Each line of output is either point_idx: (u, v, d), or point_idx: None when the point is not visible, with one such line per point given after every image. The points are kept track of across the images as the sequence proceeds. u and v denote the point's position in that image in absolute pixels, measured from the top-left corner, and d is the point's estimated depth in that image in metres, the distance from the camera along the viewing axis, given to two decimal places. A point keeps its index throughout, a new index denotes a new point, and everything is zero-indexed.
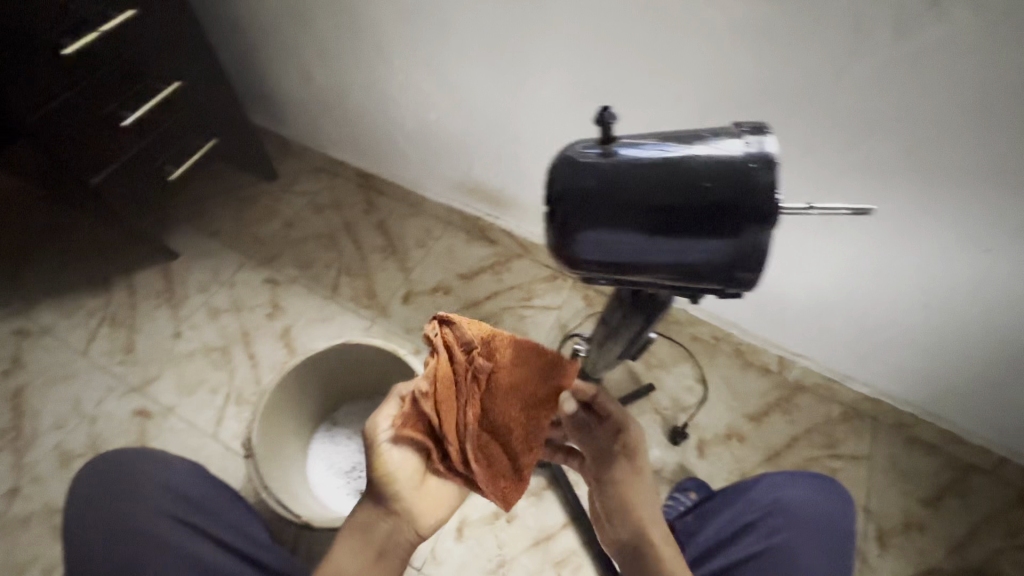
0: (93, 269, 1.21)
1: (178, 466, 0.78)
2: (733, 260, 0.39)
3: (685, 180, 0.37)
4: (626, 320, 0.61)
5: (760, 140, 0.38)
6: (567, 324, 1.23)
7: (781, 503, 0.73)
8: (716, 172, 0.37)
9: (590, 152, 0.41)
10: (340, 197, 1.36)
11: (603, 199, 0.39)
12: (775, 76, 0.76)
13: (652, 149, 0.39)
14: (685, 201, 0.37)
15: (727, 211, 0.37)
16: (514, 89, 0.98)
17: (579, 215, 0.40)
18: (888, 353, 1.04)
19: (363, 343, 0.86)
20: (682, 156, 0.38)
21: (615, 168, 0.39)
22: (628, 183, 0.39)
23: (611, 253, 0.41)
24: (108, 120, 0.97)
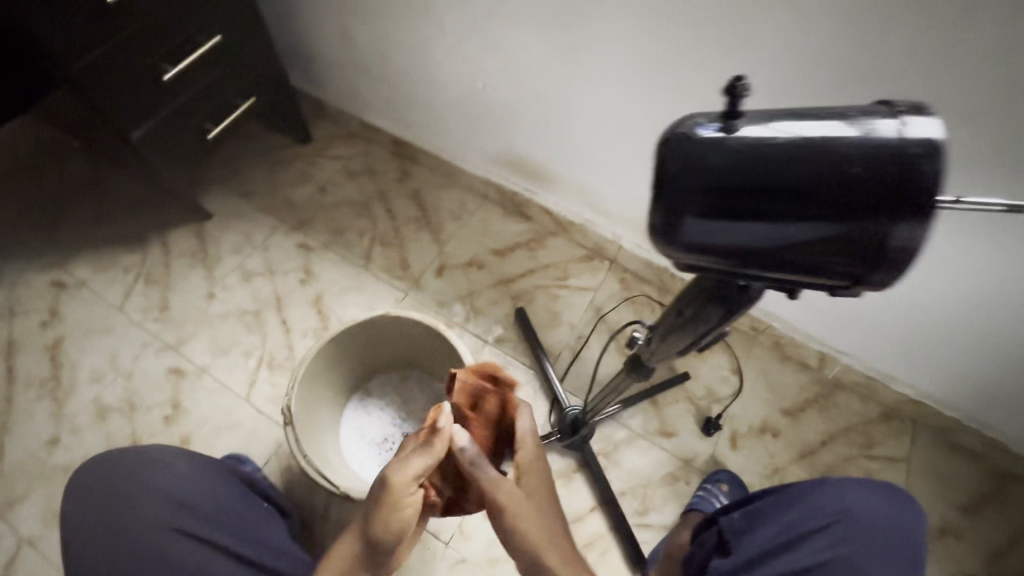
0: (129, 225, 1.21)
1: (175, 467, 0.73)
2: (866, 257, 0.36)
3: (829, 164, 0.34)
4: (699, 313, 0.50)
5: (916, 123, 0.34)
6: (602, 306, 1.20)
7: (853, 513, 0.64)
8: (869, 158, 0.33)
9: (710, 127, 0.36)
10: (375, 164, 1.34)
11: (728, 181, 0.35)
12: (860, 55, 0.70)
13: (789, 127, 0.35)
14: (828, 189, 0.34)
15: (876, 202, 0.34)
16: (568, 58, 0.93)
17: (696, 197, 0.36)
18: (941, 355, 0.99)
19: (406, 316, 0.85)
20: (828, 136, 0.34)
21: (746, 145, 0.35)
22: (760, 164, 0.35)
23: (722, 239, 0.38)
24: (149, 73, 0.95)
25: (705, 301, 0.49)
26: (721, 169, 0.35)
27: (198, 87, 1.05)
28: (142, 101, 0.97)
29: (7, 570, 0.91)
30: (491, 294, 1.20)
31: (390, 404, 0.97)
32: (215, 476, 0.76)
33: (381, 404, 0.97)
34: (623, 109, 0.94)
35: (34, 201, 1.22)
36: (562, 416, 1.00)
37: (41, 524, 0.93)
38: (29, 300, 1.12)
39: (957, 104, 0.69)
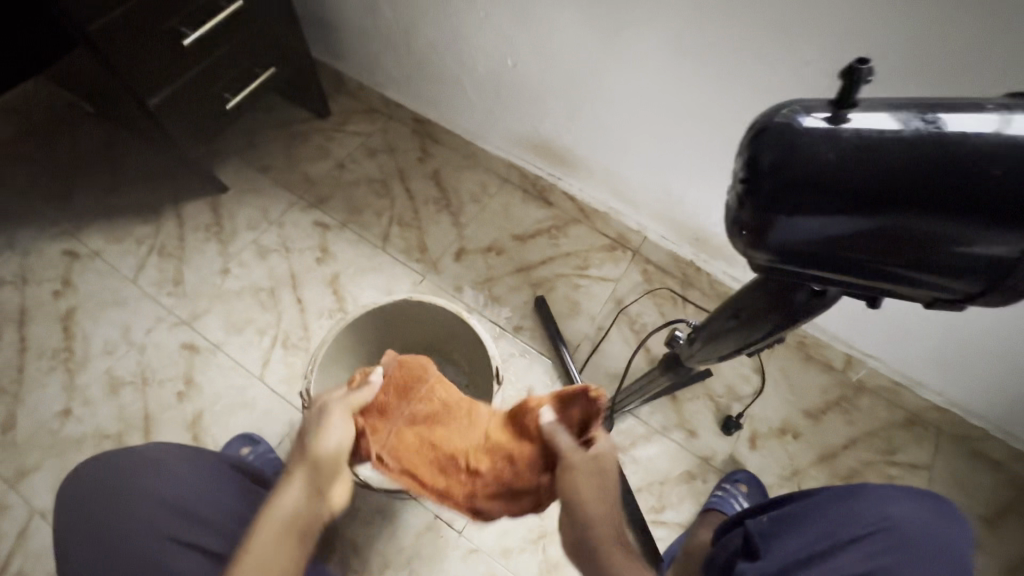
0: (144, 195, 1.18)
1: (168, 469, 0.66)
2: (972, 266, 0.34)
3: (950, 161, 0.32)
4: (751, 322, 0.48)
5: None
6: (624, 298, 1.18)
7: (894, 522, 0.62)
8: (989, 158, 0.31)
9: (816, 118, 0.34)
10: (395, 141, 1.30)
11: (829, 179, 0.33)
12: (925, 45, 0.66)
13: (903, 121, 0.33)
14: (942, 191, 0.32)
15: (993, 207, 0.32)
16: (606, 38, 0.88)
17: (792, 194, 0.34)
18: (974, 364, 0.97)
19: (428, 301, 0.82)
20: (944, 133, 0.32)
21: (855, 138, 0.33)
22: (869, 161, 0.33)
23: (818, 239, 0.36)
24: (169, 37, 0.91)
25: (765, 310, 0.46)
26: (829, 163, 0.33)
27: (219, 54, 1.01)
28: (161, 66, 0.93)
29: (19, 540, 0.90)
30: (510, 281, 1.18)
31: None
32: (211, 471, 0.69)
33: None
34: (661, 94, 0.90)
35: (47, 167, 1.19)
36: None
37: (53, 496, 0.93)
38: (42, 269, 1.10)
39: None
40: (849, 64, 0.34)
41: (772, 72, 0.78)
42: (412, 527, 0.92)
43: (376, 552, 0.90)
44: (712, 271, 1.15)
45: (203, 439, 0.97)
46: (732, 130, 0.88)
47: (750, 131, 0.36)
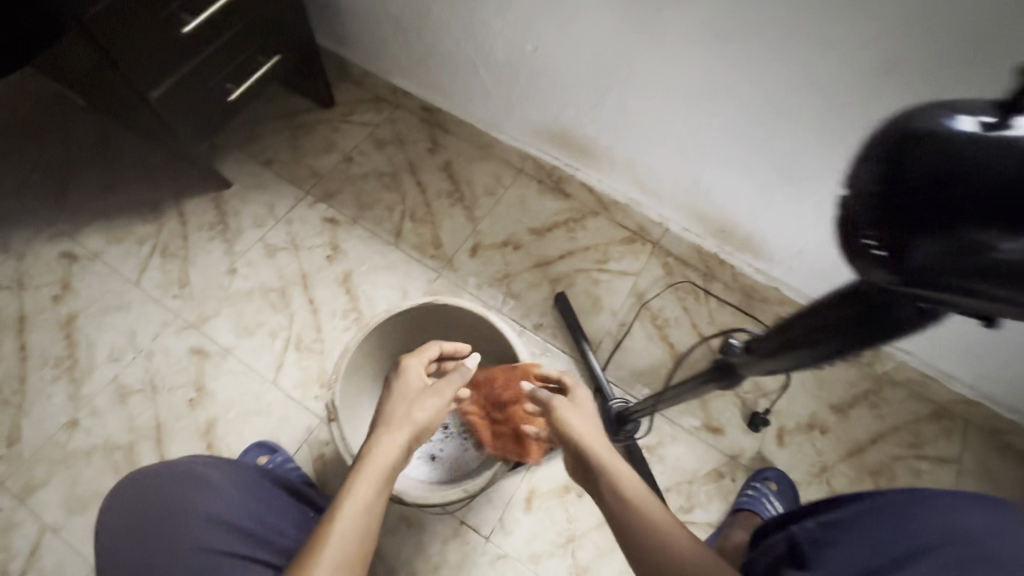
0: (144, 193, 1.13)
1: (212, 481, 0.65)
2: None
3: None
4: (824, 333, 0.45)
5: None
6: (645, 292, 1.14)
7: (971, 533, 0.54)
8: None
9: (971, 121, 0.29)
10: (403, 132, 1.26)
11: (969, 195, 0.28)
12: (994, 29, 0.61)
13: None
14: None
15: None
16: (637, 21, 0.83)
17: (886, 213, 0.32)
18: (1014, 359, 0.93)
19: (454, 303, 0.78)
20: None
21: (971, 149, 0.28)
22: (973, 179, 0.28)
23: (956, 266, 0.30)
24: (168, 25, 0.85)
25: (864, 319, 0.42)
26: (985, 180, 0.27)
27: (220, 41, 0.95)
28: (157, 54, 0.87)
29: (32, 558, 0.87)
30: (529, 276, 1.14)
31: None
32: (243, 482, 0.68)
33: None
34: (698, 81, 0.85)
35: (41, 163, 1.13)
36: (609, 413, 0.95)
37: (64, 512, 0.89)
38: (39, 273, 1.05)
39: None
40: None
41: (823, 56, 0.72)
42: (438, 533, 0.90)
43: (401, 560, 0.88)
44: (736, 263, 1.12)
45: (217, 447, 0.94)
46: (774, 118, 0.83)
47: (876, 131, 0.33)
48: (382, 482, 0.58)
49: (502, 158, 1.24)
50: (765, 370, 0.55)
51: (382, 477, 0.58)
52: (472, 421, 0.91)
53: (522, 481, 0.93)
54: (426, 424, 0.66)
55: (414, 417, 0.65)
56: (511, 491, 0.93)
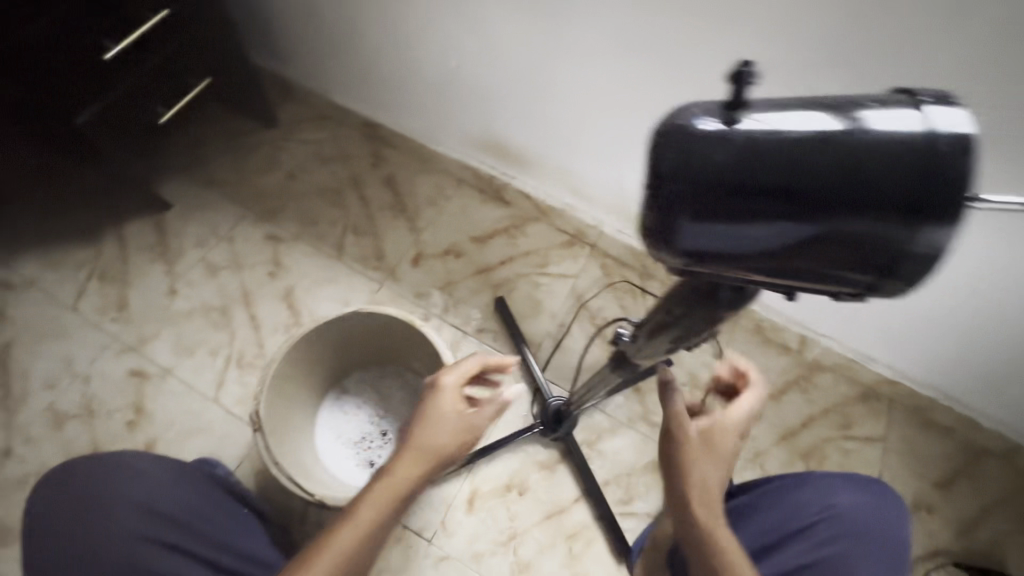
0: (81, 218, 1.13)
1: (141, 473, 0.65)
2: (892, 272, 0.30)
3: (844, 163, 0.28)
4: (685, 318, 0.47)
5: (951, 111, 0.28)
6: (585, 293, 1.18)
7: (839, 512, 0.65)
8: (900, 156, 0.27)
9: (711, 118, 0.30)
10: (348, 147, 1.27)
11: (718, 185, 0.29)
12: (862, 31, 0.66)
13: (816, 120, 0.29)
14: (844, 191, 0.28)
15: (913, 205, 0.27)
16: (549, 34, 0.87)
17: (706, 204, 0.30)
18: (920, 339, 1.01)
19: (379, 311, 0.80)
20: (847, 130, 0.28)
21: (739, 141, 0.29)
22: (762, 162, 0.28)
23: (723, 249, 0.32)
24: (89, 51, 0.86)
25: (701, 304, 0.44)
26: (727, 169, 0.29)
27: (148, 65, 0.97)
28: (81, 80, 0.88)
29: None
30: (470, 284, 1.17)
31: (368, 401, 0.94)
32: (172, 470, 0.67)
33: (357, 402, 0.94)
34: (607, 88, 0.89)
35: None
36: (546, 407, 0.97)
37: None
38: None
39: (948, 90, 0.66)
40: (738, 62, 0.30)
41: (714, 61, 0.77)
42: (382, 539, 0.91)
43: None
44: None
45: None
46: None
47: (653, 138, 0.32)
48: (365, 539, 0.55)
49: (444, 169, 1.26)
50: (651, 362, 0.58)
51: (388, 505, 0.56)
52: None
53: (464, 483, 0.96)
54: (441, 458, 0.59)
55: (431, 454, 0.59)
56: (453, 493, 0.95)
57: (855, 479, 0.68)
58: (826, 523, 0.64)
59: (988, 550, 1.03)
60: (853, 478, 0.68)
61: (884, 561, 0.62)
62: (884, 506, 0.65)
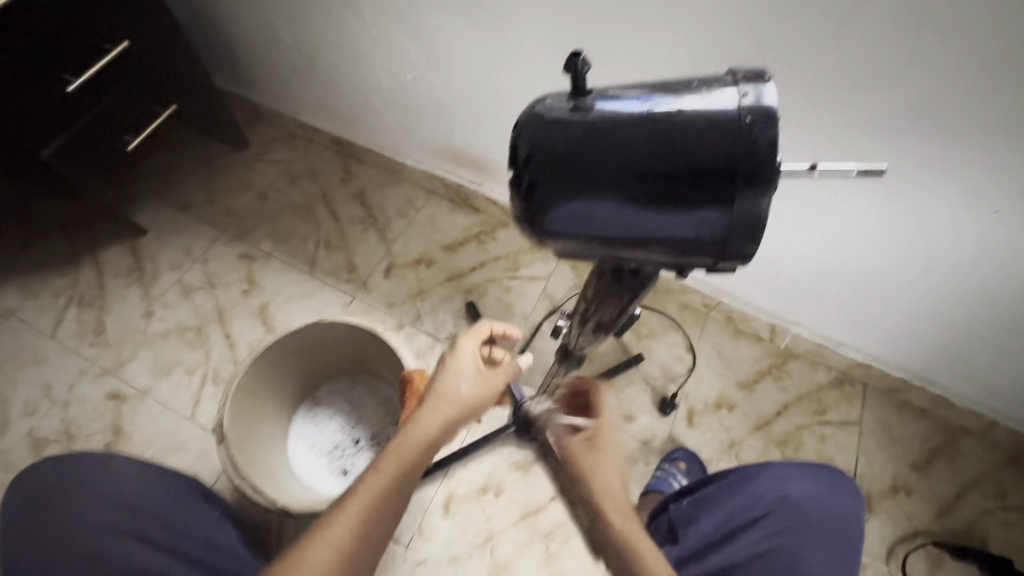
0: (58, 247, 1.15)
1: (117, 470, 0.64)
2: (729, 235, 0.34)
3: (671, 140, 0.32)
4: (603, 299, 0.51)
5: (755, 90, 0.32)
6: (555, 294, 1.19)
7: (793, 501, 0.66)
8: (717, 132, 0.32)
9: (561, 107, 0.34)
10: (317, 165, 1.31)
11: (572, 165, 0.33)
12: (781, 23, 0.68)
13: (640, 104, 0.33)
14: (675, 163, 0.32)
15: (732, 173, 0.32)
16: (494, 43, 0.90)
17: (560, 184, 0.34)
18: (885, 318, 1.00)
19: (341, 321, 0.83)
20: (673, 111, 0.32)
21: (586, 125, 0.33)
22: (605, 144, 0.33)
23: (587, 225, 0.35)
24: (53, 85, 0.90)
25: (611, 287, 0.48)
26: (574, 152, 0.33)
27: (112, 95, 1.00)
28: (47, 114, 0.91)
29: None
30: (442, 291, 1.19)
31: (341, 411, 0.96)
32: (149, 467, 0.67)
33: (329, 411, 0.95)
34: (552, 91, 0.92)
35: None
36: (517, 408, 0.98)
37: None
38: None
39: (864, 75, 0.69)
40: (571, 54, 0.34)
41: (647, 60, 0.80)
42: None
43: None
44: None
45: None
46: None
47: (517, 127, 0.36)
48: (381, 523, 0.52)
49: (412, 181, 1.29)
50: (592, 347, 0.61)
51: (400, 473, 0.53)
52: (383, 433, 0.94)
53: (440, 487, 0.97)
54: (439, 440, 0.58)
55: (457, 402, 0.59)
56: (429, 498, 0.96)
57: (814, 471, 0.69)
58: (780, 511, 0.65)
59: (969, 529, 1.03)
60: (812, 470, 0.69)
61: (836, 548, 0.62)
62: (837, 496, 0.66)
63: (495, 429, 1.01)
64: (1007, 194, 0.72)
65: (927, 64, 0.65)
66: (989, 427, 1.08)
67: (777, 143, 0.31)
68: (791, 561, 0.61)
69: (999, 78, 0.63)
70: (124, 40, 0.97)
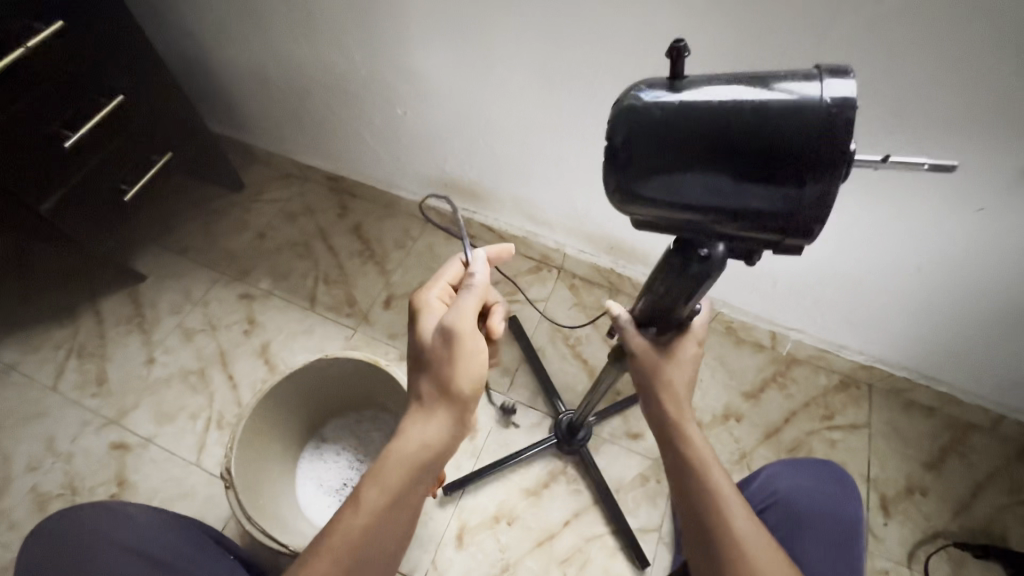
0: (60, 298, 1.16)
1: (136, 517, 0.65)
2: (797, 214, 0.38)
3: (751, 126, 0.36)
4: (673, 286, 0.54)
5: (839, 82, 0.36)
6: (556, 315, 1.20)
7: (783, 497, 0.71)
8: (798, 120, 0.35)
9: (652, 92, 0.39)
10: (313, 203, 1.33)
11: (661, 142, 0.39)
12: (754, 45, 0.71)
13: (728, 91, 0.37)
14: (756, 143, 0.36)
15: (803, 158, 0.36)
16: (481, 75, 0.93)
17: (647, 151, 0.39)
18: (885, 320, 1.00)
19: (346, 356, 0.83)
20: (756, 99, 0.36)
21: (676, 107, 0.38)
22: (693, 127, 0.38)
23: (670, 196, 0.41)
24: (51, 143, 0.91)
25: (679, 278, 0.52)
26: (664, 132, 0.38)
27: (108, 148, 1.03)
28: (46, 171, 0.93)
29: None
30: None
31: (347, 447, 0.96)
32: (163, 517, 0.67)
33: (336, 449, 0.95)
34: (540, 116, 0.94)
35: None
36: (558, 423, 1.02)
37: None
38: None
39: None
40: (672, 42, 0.41)
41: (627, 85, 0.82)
42: None
43: None
44: (635, 275, 1.18)
45: None
46: None
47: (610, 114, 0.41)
48: (399, 481, 0.54)
49: (407, 212, 1.31)
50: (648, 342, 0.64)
51: (399, 465, 0.55)
52: None
53: (452, 518, 0.96)
54: (429, 402, 0.57)
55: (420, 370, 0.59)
56: (441, 529, 0.95)
57: (805, 466, 0.74)
58: (773, 506, 0.71)
59: (988, 527, 1.01)
60: (802, 467, 0.74)
61: (826, 535, 0.68)
62: (827, 490, 0.71)
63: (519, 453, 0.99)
64: (990, 190, 0.73)
65: (899, 72, 0.67)
66: (998, 422, 1.08)
67: (855, 127, 0.34)
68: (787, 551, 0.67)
69: (969, 80, 0.64)
70: (119, 94, 1.00)
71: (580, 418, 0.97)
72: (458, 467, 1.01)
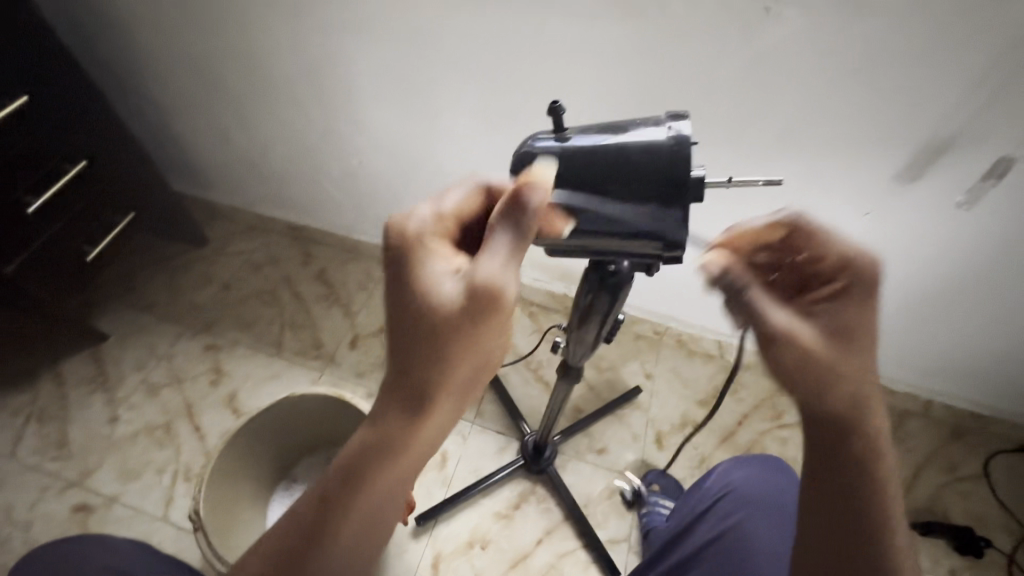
0: (18, 364, 1.15)
1: (120, 545, 0.68)
2: (665, 231, 0.46)
3: (615, 166, 0.44)
4: (594, 300, 0.59)
5: (679, 124, 0.44)
6: (517, 342, 1.25)
7: (734, 488, 0.73)
8: (648, 158, 0.43)
9: (536, 145, 0.47)
10: (276, 253, 1.37)
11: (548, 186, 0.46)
12: (657, 88, 0.81)
13: (595, 139, 0.45)
14: (620, 180, 0.44)
15: (658, 187, 0.44)
16: (427, 122, 1.01)
17: None
18: None
19: (312, 392, 0.86)
20: (616, 144, 0.44)
21: (557, 157, 0.46)
22: (571, 172, 0.45)
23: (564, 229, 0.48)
24: (13, 209, 0.94)
25: (597, 292, 0.58)
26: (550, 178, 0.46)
27: (72, 210, 1.06)
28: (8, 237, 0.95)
29: None
30: None
31: None
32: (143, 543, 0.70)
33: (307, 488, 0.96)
34: (482, 157, 1.03)
35: None
36: (524, 444, 1.06)
37: None
38: None
39: (736, 117, 0.81)
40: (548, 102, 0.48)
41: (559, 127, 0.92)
42: None
43: None
44: None
45: None
46: None
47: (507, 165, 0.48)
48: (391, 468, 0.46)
49: (369, 255, 1.37)
50: (585, 352, 0.68)
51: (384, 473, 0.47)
52: None
53: (427, 548, 0.98)
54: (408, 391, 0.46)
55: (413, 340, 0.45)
56: (417, 559, 0.97)
57: (754, 460, 0.77)
58: (725, 498, 0.73)
59: (931, 505, 1.09)
60: (751, 461, 0.77)
61: (777, 520, 0.69)
62: (776, 478, 0.73)
63: (490, 474, 1.02)
64: (874, 197, 0.84)
65: (782, 104, 0.78)
66: (928, 406, 1.17)
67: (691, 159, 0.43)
68: (738, 540, 0.68)
69: (837, 106, 0.75)
70: (82, 159, 1.04)
71: (544, 437, 1.00)
72: (430, 496, 1.03)
